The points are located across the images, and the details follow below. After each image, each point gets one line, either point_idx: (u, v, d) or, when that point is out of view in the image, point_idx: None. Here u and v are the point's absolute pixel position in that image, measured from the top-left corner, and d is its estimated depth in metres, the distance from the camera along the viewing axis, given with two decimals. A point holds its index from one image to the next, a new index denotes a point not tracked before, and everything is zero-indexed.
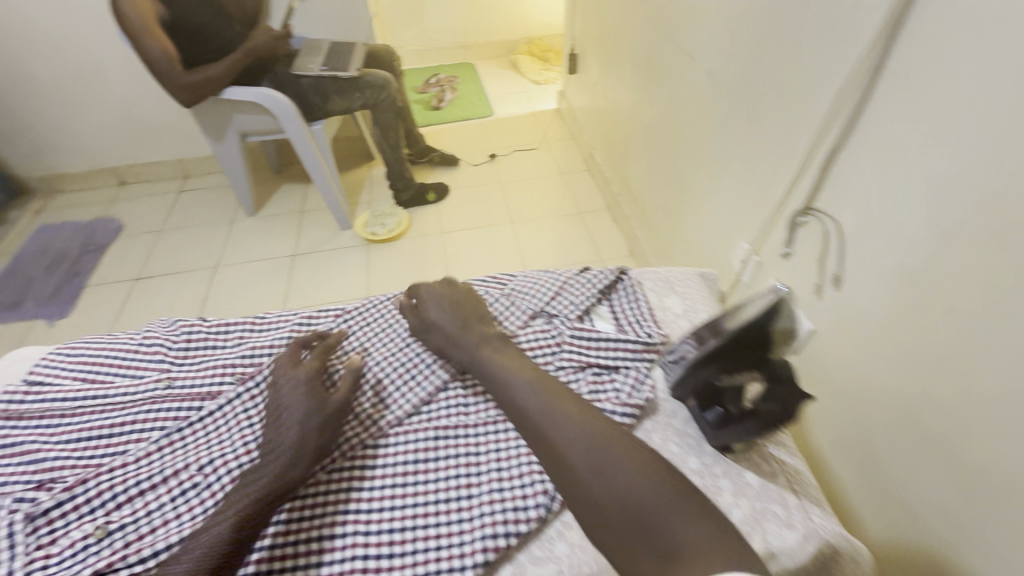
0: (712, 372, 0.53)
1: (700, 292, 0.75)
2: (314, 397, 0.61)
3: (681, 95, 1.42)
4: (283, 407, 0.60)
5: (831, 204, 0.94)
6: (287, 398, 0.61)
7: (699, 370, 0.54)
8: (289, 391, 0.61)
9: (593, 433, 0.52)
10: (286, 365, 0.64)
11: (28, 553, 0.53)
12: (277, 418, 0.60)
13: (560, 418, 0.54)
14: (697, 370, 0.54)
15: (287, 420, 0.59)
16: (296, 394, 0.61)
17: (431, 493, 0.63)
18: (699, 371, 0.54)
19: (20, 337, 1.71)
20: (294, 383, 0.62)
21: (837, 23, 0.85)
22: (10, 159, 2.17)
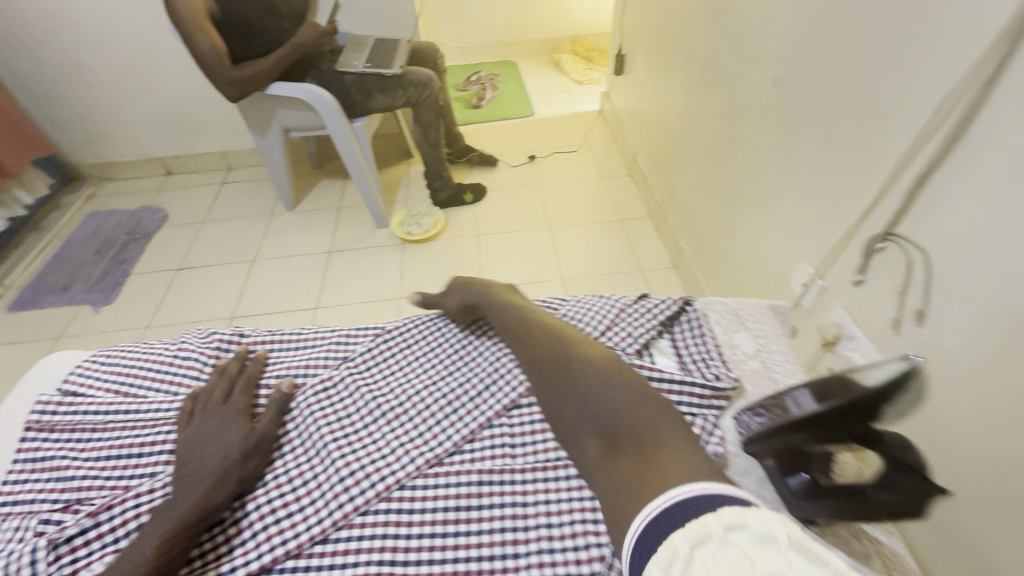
0: (803, 439, 0.46)
1: (773, 331, 0.68)
2: (237, 428, 0.59)
3: (742, 101, 1.32)
4: (216, 435, 0.58)
5: (918, 229, 0.84)
6: (211, 430, 0.59)
7: (785, 434, 0.47)
8: (212, 425, 0.59)
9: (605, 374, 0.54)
10: (212, 395, 0.62)
11: None
12: (194, 450, 0.57)
13: (574, 365, 0.56)
14: (785, 433, 0.47)
15: (212, 447, 0.57)
16: (227, 423, 0.59)
17: (473, 548, 0.52)
18: (785, 435, 0.47)
19: (66, 320, 1.75)
20: (218, 416, 0.60)
21: (941, 29, 0.75)
22: (65, 146, 2.24)
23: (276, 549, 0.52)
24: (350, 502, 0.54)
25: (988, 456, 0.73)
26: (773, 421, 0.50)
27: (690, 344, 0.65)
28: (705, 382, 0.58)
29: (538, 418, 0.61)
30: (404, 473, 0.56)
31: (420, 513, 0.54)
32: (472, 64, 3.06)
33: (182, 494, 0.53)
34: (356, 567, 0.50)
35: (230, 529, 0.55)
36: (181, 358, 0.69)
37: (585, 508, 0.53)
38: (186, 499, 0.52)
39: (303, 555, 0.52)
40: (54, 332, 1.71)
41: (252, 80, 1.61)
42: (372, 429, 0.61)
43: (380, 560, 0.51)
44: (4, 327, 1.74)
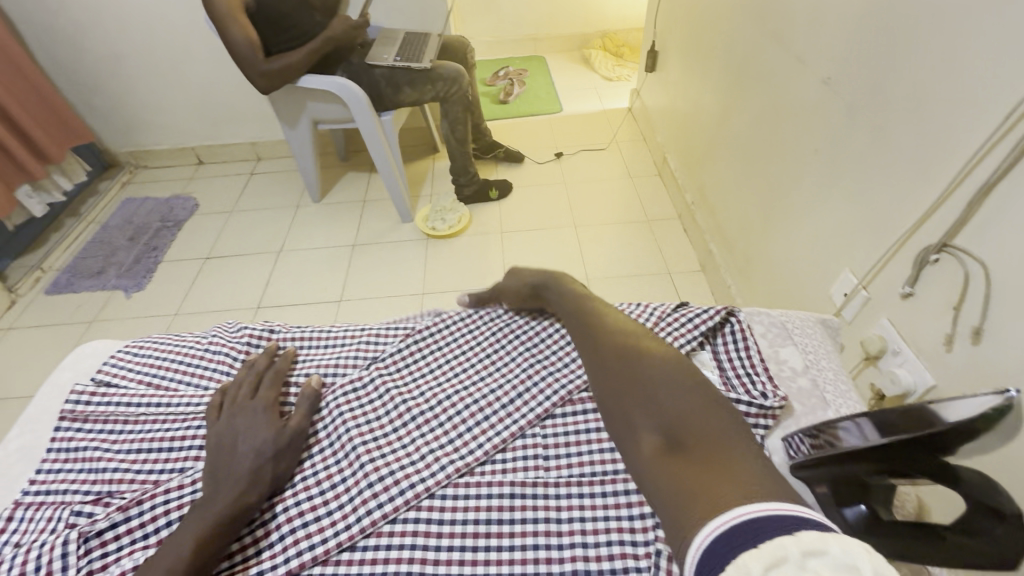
0: (867, 471, 0.42)
1: (823, 347, 0.63)
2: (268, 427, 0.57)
3: (784, 101, 1.27)
4: (243, 432, 0.57)
5: (978, 242, 0.79)
6: (240, 428, 0.57)
7: (848, 464, 0.43)
8: (239, 422, 0.58)
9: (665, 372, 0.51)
10: (241, 390, 0.61)
11: None
12: (224, 448, 0.56)
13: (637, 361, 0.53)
14: (845, 463, 0.43)
15: (241, 446, 0.56)
16: (258, 420, 0.58)
17: (504, 564, 0.50)
18: (848, 465, 0.44)
19: (100, 304, 1.79)
20: (247, 412, 0.59)
21: (1017, 29, 0.70)
22: (103, 134, 2.29)
23: (304, 554, 0.51)
24: (378, 509, 0.53)
25: None
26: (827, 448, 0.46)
27: (733, 357, 0.61)
28: (751, 401, 0.54)
29: (572, 430, 0.59)
30: (434, 481, 0.55)
31: (450, 525, 0.52)
32: (500, 59, 3.04)
33: (216, 494, 0.52)
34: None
35: (258, 530, 0.54)
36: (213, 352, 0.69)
37: (620, 528, 0.51)
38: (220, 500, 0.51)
39: (330, 561, 0.51)
40: (89, 316, 1.76)
41: (284, 72, 1.61)
42: (402, 433, 0.60)
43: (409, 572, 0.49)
44: (42, 309, 1.79)
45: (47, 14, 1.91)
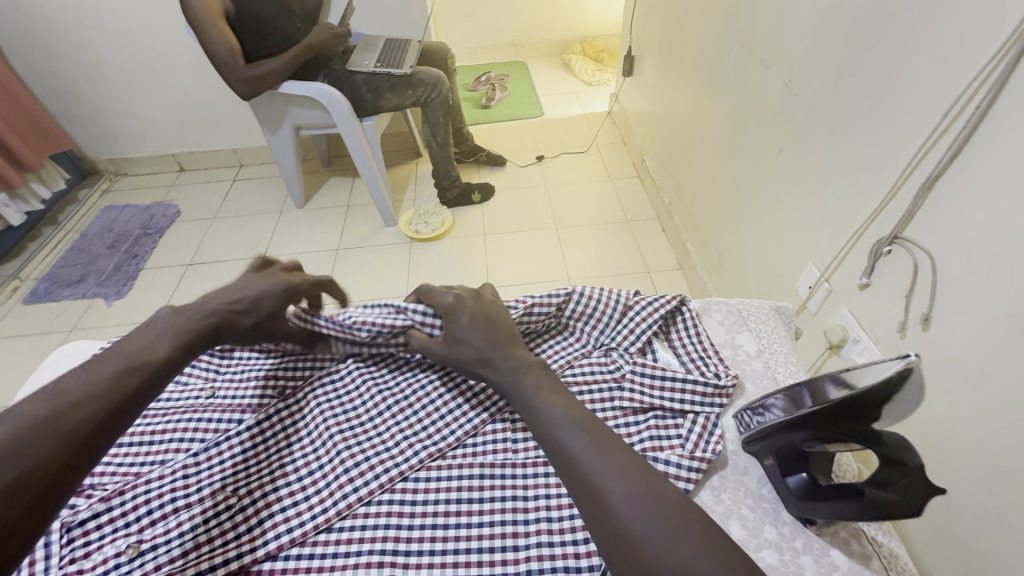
0: (802, 438, 0.46)
1: (777, 332, 0.68)
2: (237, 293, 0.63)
3: (750, 104, 1.33)
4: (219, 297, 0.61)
5: (924, 233, 0.84)
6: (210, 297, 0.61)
7: (788, 433, 0.47)
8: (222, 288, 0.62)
9: (641, 491, 0.45)
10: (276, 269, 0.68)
11: (63, 566, 0.50)
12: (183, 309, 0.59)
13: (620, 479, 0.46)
14: (784, 432, 0.48)
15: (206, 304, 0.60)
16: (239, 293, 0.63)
17: (473, 539, 0.53)
18: (788, 433, 0.47)
19: (81, 313, 1.79)
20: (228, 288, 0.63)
21: (952, 35, 0.75)
22: (82, 142, 2.28)
23: (282, 537, 0.53)
24: (354, 492, 0.55)
25: (995, 460, 0.72)
26: (774, 419, 0.49)
27: (686, 342, 0.65)
28: (708, 381, 0.58)
29: None
30: (407, 465, 0.58)
31: (422, 505, 0.55)
32: (482, 64, 3.08)
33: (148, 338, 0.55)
34: (360, 556, 0.51)
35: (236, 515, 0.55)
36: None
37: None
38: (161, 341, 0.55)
39: (308, 542, 0.53)
40: (69, 324, 1.75)
41: (265, 78, 1.62)
42: (368, 430, 0.61)
43: (383, 550, 0.51)
44: (21, 318, 1.78)
45: (24, 22, 1.91)
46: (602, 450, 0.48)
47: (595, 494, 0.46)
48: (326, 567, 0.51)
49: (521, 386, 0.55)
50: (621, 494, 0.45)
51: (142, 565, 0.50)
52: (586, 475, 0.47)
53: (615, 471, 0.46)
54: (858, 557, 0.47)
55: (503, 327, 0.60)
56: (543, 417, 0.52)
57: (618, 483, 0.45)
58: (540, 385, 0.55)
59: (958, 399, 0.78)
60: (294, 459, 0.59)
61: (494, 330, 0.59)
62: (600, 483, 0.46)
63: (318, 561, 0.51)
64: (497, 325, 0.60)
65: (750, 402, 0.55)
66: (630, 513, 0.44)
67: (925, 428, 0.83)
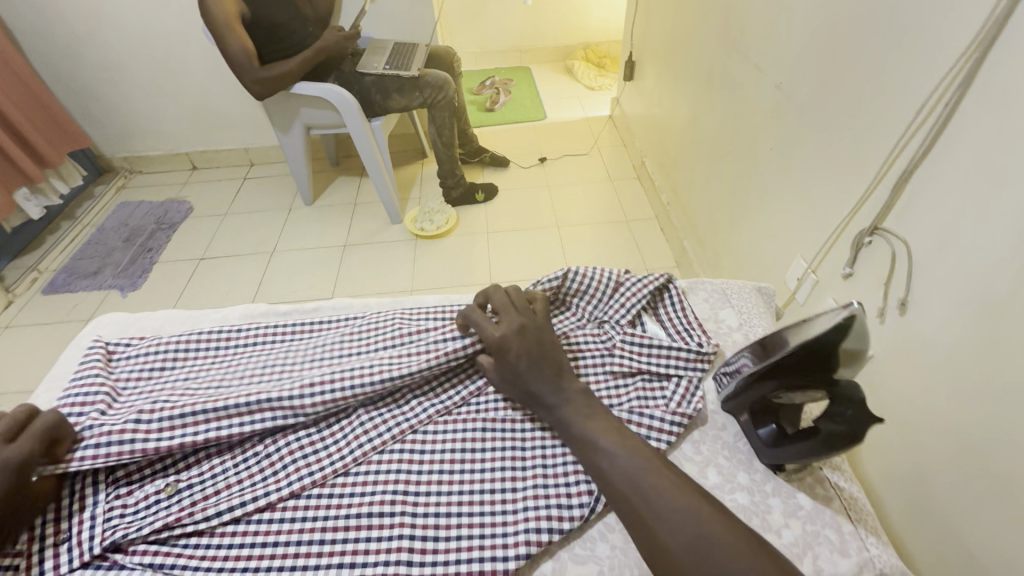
0: (770, 388, 0.57)
1: (756, 307, 0.76)
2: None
3: (743, 106, 1.39)
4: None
5: (901, 224, 0.89)
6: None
7: (758, 386, 0.58)
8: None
9: (654, 483, 0.52)
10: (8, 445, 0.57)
11: (108, 501, 0.62)
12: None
13: (643, 481, 0.52)
14: (755, 385, 0.59)
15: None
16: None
17: (476, 482, 0.64)
18: (757, 387, 0.58)
19: (97, 303, 1.85)
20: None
21: (925, 39, 0.81)
22: (97, 139, 2.35)
23: (304, 479, 0.64)
24: (368, 443, 0.66)
25: (960, 433, 0.77)
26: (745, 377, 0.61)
27: (672, 316, 0.73)
28: (691, 348, 0.67)
29: None
30: (416, 420, 0.68)
31: (430, 453, 0.66)
32: (487, 69, 3.15)
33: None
34: (375, 494, 0.62)
35: (263, 461, 0.65)
36: (128, 380, 0.75)
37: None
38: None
39: (328, 483, 0.64)
40: (86, 314, 1.81)
41: (279, 79, 1.70)
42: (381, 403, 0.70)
43: (395, 490, 0.62)
44: (39, 307, 1.84)
45: (48, 22, 1.98)
46: (649, 476, 0.53)
47: (645, 519, 0.50)
48: (344, 503, 0.62)
49: (571, 416, 0.60)
50: (665, 516, 0.49)
51: (179, 500, 0.62)
52: (635, 501, 0.52)
53: (662, 497, 0.51)
54: (820, 498, 0.58)
55: (552, 355, 0.64)
56: (593, 445, 0.57)
57: (664, 508, 0.50)
58: (584, 416, 0.60)
59: (929, 377, 0.83)
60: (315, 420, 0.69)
61: (542, 363, 0.63)
62: (649, 512, 0.51)
63: (336, 498, 0.62)
64: (546, 357, 0.63)
65: (728, 362, 0.65)
66: (675, 533, 0.49)
67: (897, 405, 0.89)
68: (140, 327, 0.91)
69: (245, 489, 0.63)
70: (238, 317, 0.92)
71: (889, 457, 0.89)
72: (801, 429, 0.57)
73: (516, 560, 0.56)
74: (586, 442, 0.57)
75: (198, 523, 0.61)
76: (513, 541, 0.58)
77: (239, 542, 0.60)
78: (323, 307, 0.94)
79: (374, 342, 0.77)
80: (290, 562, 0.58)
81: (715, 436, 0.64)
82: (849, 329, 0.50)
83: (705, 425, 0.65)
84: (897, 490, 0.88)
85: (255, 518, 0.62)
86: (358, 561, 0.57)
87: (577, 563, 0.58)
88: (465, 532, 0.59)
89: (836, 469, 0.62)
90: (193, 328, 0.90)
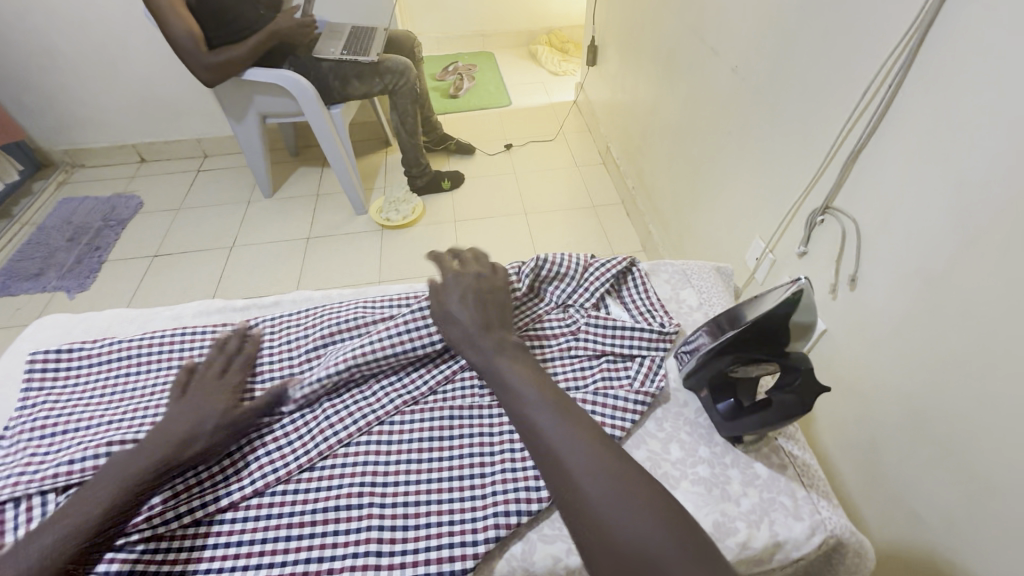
0: (726, 362, 0.61)
1: (715, 287, 0.82)
2: (218, 404, 0.64)
3: (702, 89, 1.41)
4: (215, 402, 0.64)
5: (850, 203, 0.93)
6: (195, 402, 0.63)
7: (715, 360, 0.62)
8: (195, 403, 0.63)
9: (600, 470, 0.51)
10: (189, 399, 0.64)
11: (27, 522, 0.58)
12: (171, 417, 0.61)
13: (584, 465, 0.51)
14: (712, 361, 0.62)
15: (194, 418, 0.61)
16: (225, 395, 0.66)
17: (444, 470, 0.64)
18: (715, 362, 0.62)
19: (42, 306, 1.75)
20: (215, 390, 0.66)
21: (868, 24, 0.84)
22: (33, 132, 2.20)
23: (268, 477, 0.63)
24: (334, 436, 0.66)
25: (903, 400, 0.82)
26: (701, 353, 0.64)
27: (635, 298, 0.78)
28: (653, 329, 0.72)
29: None
30: (383, 412, 0.68)
31: (397, 444, 0.66)
32: (449, 54, 3.10)
33: (148, 450, 0.58)
34: (342, 488, 0.62)
35: (224, 461, 0.65)
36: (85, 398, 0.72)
37: None
38: (147, 456, 0.57)
39: (293, 480, 0.63)
40: (29, 318, 1.71)
41: (229, 66, 1.62)
42: (346, 396, 0.70)
43: (363, 483, 0.62)
44: None
45: None
46: (615, 491, 0.50)
47: (611, 546, 0.47)
48: (309, 499, 0.61)
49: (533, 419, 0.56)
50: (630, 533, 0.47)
51: None
52: (597, 520, 0.49)
53: (590, 468, 0.51)
54: (775, 467, 0.62)
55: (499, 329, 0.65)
56: (556, 455, 0.53)
57: (585, 467, 0.51)
58: (550, 415, 0.56)
59: (874, 349, 0.88)
60: (282, 423, 0.67)
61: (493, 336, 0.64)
62: (620, 529, 0.48)
63: (302, 495, 0.62)
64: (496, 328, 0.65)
65: (687, 342, 0.69)
66: (610, 511, 0.49)
67: (846, 377, 0.94)
68: (86, 327, 0.87)
69: (207, 490, 0.62)
70: (192, 314, 0.89)
71: (843, 425, 0.94)
72: (756, 400, 0.61)
73: (487, 543, 0.57)
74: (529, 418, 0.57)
75: (154, 527, 0.59)
76: (483, 524, 0.58)
77: (202, 544, 0.59)
78: (283, 301, 0.92)
79: (340, 333, 0.76)
80: (256, 560, 0.57)
81: (677, 413, 0.68)
82: (799, 301, 0.55)
83: (667, 402, 0.69)
84: (848, 456, 0.94)
85: (218, 519, 0.61)
86: (327, 555, 0.57)
87: (546, 542, 0.59)
88: (435, 519, 0.59)
89: (789, 438, 0.67)
90: (146, 327, 0.87)
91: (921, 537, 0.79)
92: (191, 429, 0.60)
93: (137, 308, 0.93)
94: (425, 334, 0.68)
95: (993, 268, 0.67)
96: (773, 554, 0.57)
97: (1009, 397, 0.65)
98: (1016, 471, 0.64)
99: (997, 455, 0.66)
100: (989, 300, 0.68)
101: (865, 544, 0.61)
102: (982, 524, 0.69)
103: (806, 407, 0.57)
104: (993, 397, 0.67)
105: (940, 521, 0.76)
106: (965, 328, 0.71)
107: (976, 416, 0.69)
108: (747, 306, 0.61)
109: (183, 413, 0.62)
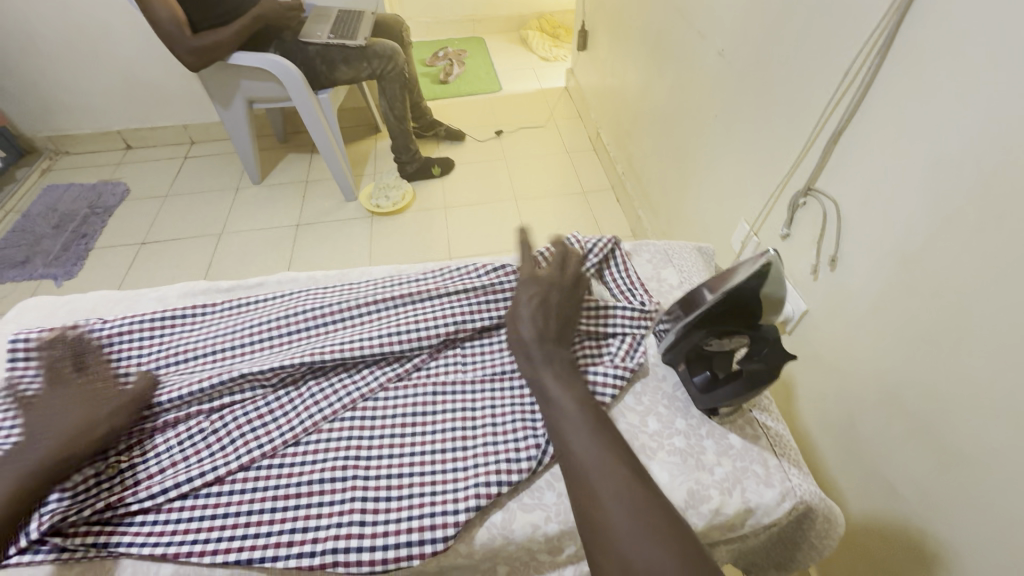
0: (700, 335, 0.62)
1: (695, 265, 0.84)
2: (108, 397, 0.65)
3: (690, 72, 1.41)
4: (95, 399, 0.64)
5: (831, 184, 0.94)
6: (54, 409, 0.63)
7: (690, 334, 0.63)
8: (86, 398, 0.64)
9: (610, 469, 0.54)
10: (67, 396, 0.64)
11: None
12: (34, 428, 0.61)
13: (602, 470, 0.54)
14: (687, 335, 0.64)
15: (88, 412, 0.62)
16: (106, 392, 0.66)
17: (427, 444, 0.65)
18: (690, 336, 0.64)
19: (30, 294, 1.74)
20: (94, 392, 0.66)
21: (849, 7, 0.84)
22: (15, 118, 2.17)
23: (253, 451, 0.64)
24: (319, 413, 0.67)
25: (880, 376, 0.84)
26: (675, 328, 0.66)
27: (617, 277, 0.80)
28: (635, 307, 0.74)
29: (486, 342, 0.75)
30: (367, 388, 0.69)
31: (381, 419, 0.67)
32: (439, 40, 3.07)
33: (41, 444, 0.59)
34: (327, 461, 0.63)
35: (209, 437, 0.65)
36: None
37: (526, 410, 0.67)
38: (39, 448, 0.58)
39: (278, 454, 0.65)
40: None
41: (213, 50, 1.60)
42: (331, 374, 0.70)
43: (347, 456, 0.64)
44: None
45: None
46: (625, 496, 0.52)
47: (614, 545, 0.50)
48: (295, 472, 0.63)
49: (563, 409, 0.60)
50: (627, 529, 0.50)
51: (125, 480, 0.62)
52: (605, 521, 0.51)
53: (605, 472, 0.54)
54: (749, 437, 0.65)
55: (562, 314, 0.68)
56: (574, 445, 0.57)
57: (602, 471, 0.54)
58: (586, 424, 0.58)
59: (850, 326, 0.90)
60: (268, 403, 0.68)
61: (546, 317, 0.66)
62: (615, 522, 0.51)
63: (287, 468, 0.63)
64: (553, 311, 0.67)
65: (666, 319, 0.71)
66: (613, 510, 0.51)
67: (824, 354, 0.96)
68: (71, 310, 0.87)
69: (191, 466, 0.63)
70: (177, 296, 0.90)
71: (821, 402, 0.97)
72: (729, 372, 0.64)
73: (468, 512, 0.58)
74: (557, 416, 0.60)
75: (143, 501, 0.60)
76: (463, 495, 0.60)
77: (187, 516, 0.60)
78: (268, 282, 0.92)
79: (324, 317, 0.76)
80: (241, 531, 0.59)
81: (655, 387, 0.70)
82: (767, 273, 0.57)
83: (646, 377, 0.71)
84: (826, 432, 0.96)
85: (203, 492, 0.62)
86: (311, 525, 0.59)
87: (525, 511, 0.61)
88: (417, 491, 0.61)
89: (764, 411, 0.69)
90: (131, 310, 0.87)
91: (897, 508, 0.82)
92: (82, 424, 0.61)
93: (113, 292, 0.92)
94: (415, 338, 0.70)
95: (968, 246, 0.69)
96: (744, 519, 0.59)
97: (981, 371, 0.67)
98: (985, 442, 0.66)
99: (968, 427, 0.69)
100: (965, 278, 0.69)
101: (835, 510, 0.64)
102: (956, 495, 0.71)
103: (775, 377, 0.59)
104: (965, 371, 0.69)
105: (913, 492, 0.78)
106: (940, 306, 0.73)
107: (949, 390, 0.71)
108: (713, 281, 0.62)
109: (66, 414, 0.62)
